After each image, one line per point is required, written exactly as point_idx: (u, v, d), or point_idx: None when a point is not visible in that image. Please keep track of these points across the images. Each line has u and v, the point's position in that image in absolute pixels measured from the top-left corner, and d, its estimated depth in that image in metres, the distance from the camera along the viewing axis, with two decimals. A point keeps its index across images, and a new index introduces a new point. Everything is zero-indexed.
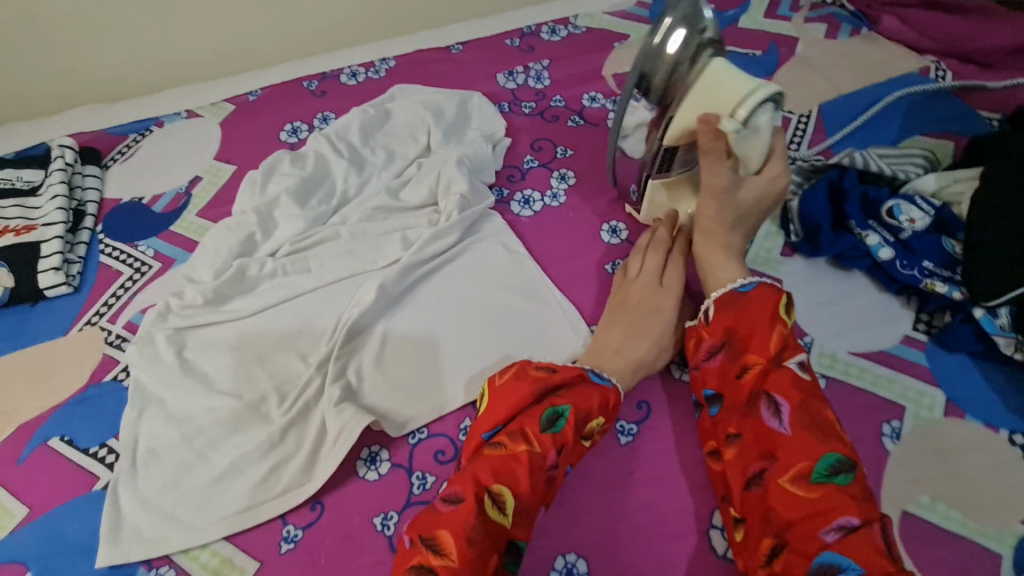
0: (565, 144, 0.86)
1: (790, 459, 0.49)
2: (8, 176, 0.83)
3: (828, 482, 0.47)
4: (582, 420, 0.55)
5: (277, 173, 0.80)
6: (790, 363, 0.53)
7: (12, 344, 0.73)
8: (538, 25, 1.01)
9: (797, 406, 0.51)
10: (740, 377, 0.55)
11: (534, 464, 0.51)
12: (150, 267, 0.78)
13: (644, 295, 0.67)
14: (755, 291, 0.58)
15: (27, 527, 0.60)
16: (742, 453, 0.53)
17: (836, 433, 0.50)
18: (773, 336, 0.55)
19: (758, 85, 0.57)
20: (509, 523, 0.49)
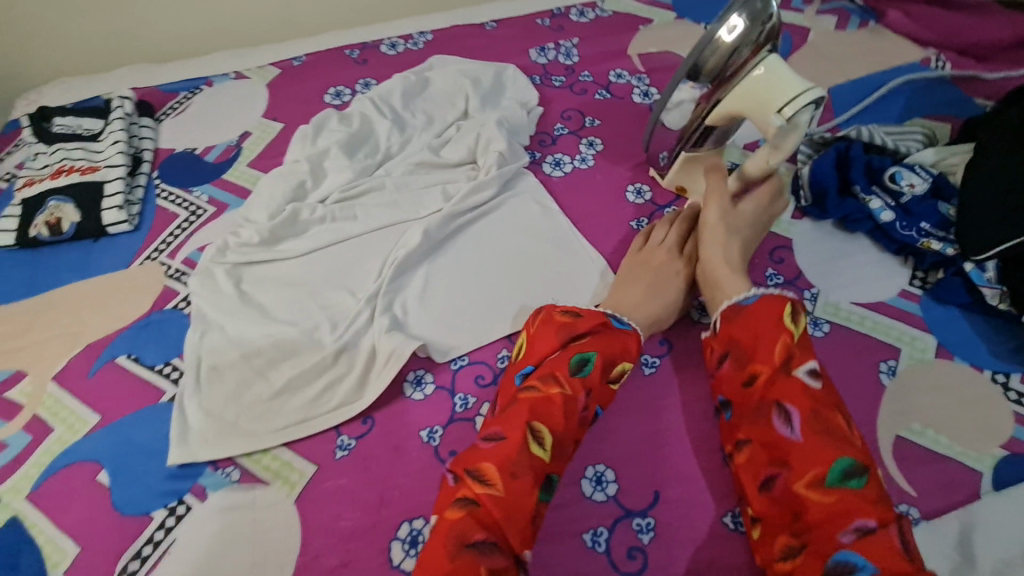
0: (593, 114, 0.92)
1: (802, 468, 0.51)
2: (69, 123, 0.88)
3: (841, 488, 0.49)
4: (610, 362, 0.59)
5: (326, 129, 0.86)
6: (798, 372, 0.55)
7: (77, 274, 0.78)
8: (567, 7, 1.08)
9: (807, 414, 0.52)
10: (749, 388, 0.57)
11: (568, 403, 0.55)
12: (206, 211, 0.83)
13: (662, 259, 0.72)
14: (759, 300, 0.60)
15: (100, 431, 0.66)
16: (755, 459, 0.55)
17: (846, 437, 0.51)
18: (780, 345, 0.56)
19: (804, 85, 0.60)
20: (548, 459, 0.52)
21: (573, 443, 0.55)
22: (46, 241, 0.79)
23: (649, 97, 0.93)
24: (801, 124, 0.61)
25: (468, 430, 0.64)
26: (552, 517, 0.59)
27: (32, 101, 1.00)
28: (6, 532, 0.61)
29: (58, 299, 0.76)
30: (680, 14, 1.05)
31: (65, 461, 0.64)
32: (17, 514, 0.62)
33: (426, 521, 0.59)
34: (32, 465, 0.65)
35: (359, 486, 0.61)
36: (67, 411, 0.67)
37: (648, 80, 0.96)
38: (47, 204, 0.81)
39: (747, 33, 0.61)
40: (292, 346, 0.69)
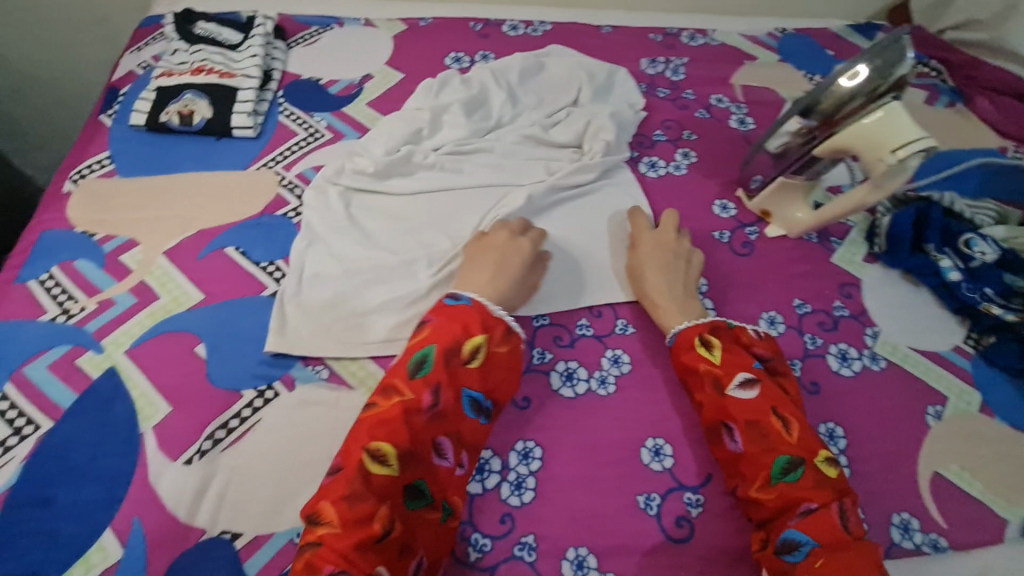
0: (691, 129, 0.97)
1: (752, 474, 0.57)
2: (211, 29, 0.94)
3: (781, 482, 0.55)
4: (451, 350, 0.59)
5: (449, 87, 0.92)
6: (730, 391, 0.61)
7: (198, 165, 0.83)
8: (680, 30, 1.14)
9: (742, 426, 0.59)
10: (700, 410, 0.63)
11: (409, 407, 0.55)
12: (323, 135, 0.88)
13: (645, 254, 0.75)
14: (681, 333, 0.67)
15: (203, 308, 0.70)
16: (722, 471, 0.61)
17: (779, 438, 0.57)
18: (706, 371, 0.63)
19: (918, 134, 0.65)
20: (398, 471, 0.52)
21: (425, 451, 0.54)
22: (174, 129, 0.85)
23: (745, 125, 0.99)
24: (908, 168, 0.67)
25: (542, 382, 0.68)
26: (609, 474, 0.63)
27: (174, 2, 1.07)
28: (104, 379, 0.63)
29: (176, 183, 0.80)
30: (783, 58, 1.11)
31: (168, 328, 0.68)
32: (115, 365, 0.65)
33: (494, 453, 0.63)
34: (134, 324, 0.68)
35: None
36: (173, 284, 0.71)
37: (746, 110, 1.02)
38: (183, 96, 0.86)
39: (866, 83, 0.66)
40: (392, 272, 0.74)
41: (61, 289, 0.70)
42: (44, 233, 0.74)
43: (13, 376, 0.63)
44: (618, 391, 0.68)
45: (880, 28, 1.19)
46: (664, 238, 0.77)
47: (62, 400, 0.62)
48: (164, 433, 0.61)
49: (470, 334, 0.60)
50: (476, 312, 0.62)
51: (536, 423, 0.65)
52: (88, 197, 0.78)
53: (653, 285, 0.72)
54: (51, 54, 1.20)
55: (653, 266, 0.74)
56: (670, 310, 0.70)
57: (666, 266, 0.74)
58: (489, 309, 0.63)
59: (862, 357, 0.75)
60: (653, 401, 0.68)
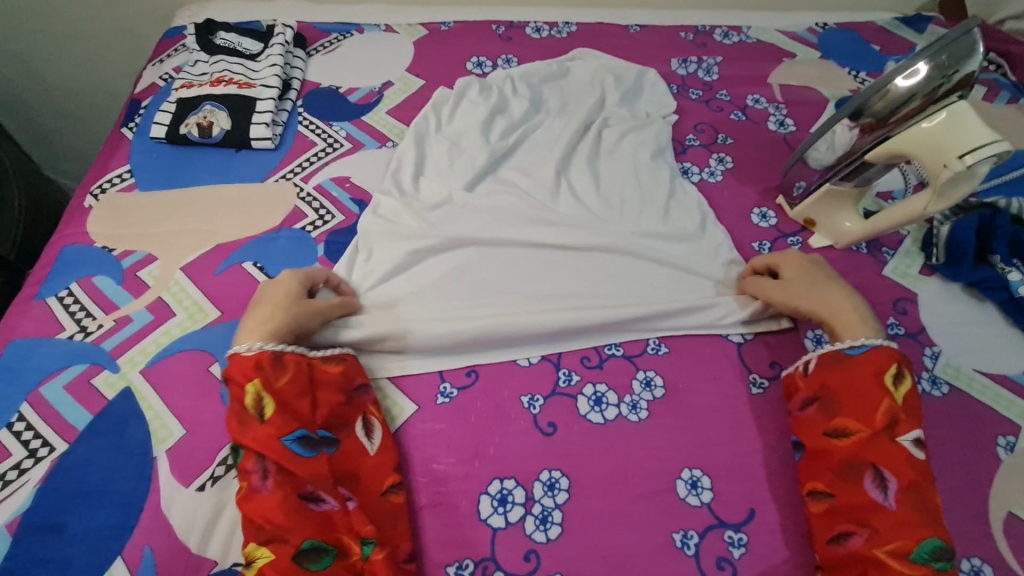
0: (726, 132, 0.92)
1: (887, 535, 0.52)
2: (231, 39, 0.93)
3: (926, 564, 0.51)
4: (243, 420, 0.55)
5: (468, 97, 0.89)
6: (903, 441, 0.56)
7: (217, 178, 0.81)
8: (712, 27, 1.08)
9: (905, 485, 0.54)
10: (839, 442, 0.57)
11: (242, 494, 0.52)
12: (342, 145, 0.86)
13: (801, 274, 0.69)
14: (866, 349, 0.61)
15: (219, 325, 0.68)
16: (832, 513, 0.55)
17: (938, 517, 0.53)
18: (886, 410, 0.57)
19: (990, 135, 0.59)
20: (269, 555, 0.50)
21: (290, 515, 0.51)
22: (194, 141, 0.84)
23: (784, 128, 0.93)
24: (978, 174, 0.60)
25: (568, 406, 0.64)
26: (641, 509, 0.58)
27: (195, 13, 1.07)
28: (119, 400, 0.62)
29: (195, 195, 0.79)
30: (823, 55, 1.05)
31: (183, 345, 0.66)
32: (130, 385, 0.63)
33: (517, 484, 0.59)
34: (151, 342, 0.66)
35: (456, 435, 0.62)
36: (190, 300, 0.70)
37: (785, 110, 0.95)
38: (202, 107, 0.85)
39: (926, 81, 0.61)
40: (424, 296, 0.70)
41: (79, 305, 0.69)
42: (65, 248, 0.74)
43: (31, 396, 0.62)
44: (651, 417, 0.64)
45: (930, 19, 1.10)
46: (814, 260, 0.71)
47: (77, 421, 0.60)
48: (176, 458, 0.59)
49: (241, 395, 0.56)
50: (235, 369, 0.57)
51: (563, 451, 0.61)
52: (109, 211, 0.77)
53: (826, 299, 0.66)
54: (83, 68, 1.23)
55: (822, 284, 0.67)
56: (851, 320, 0.64)
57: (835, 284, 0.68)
58: (242, 355, 0.58)
59: (921, 380, 0.68)
60: (689, 428, 0.63)
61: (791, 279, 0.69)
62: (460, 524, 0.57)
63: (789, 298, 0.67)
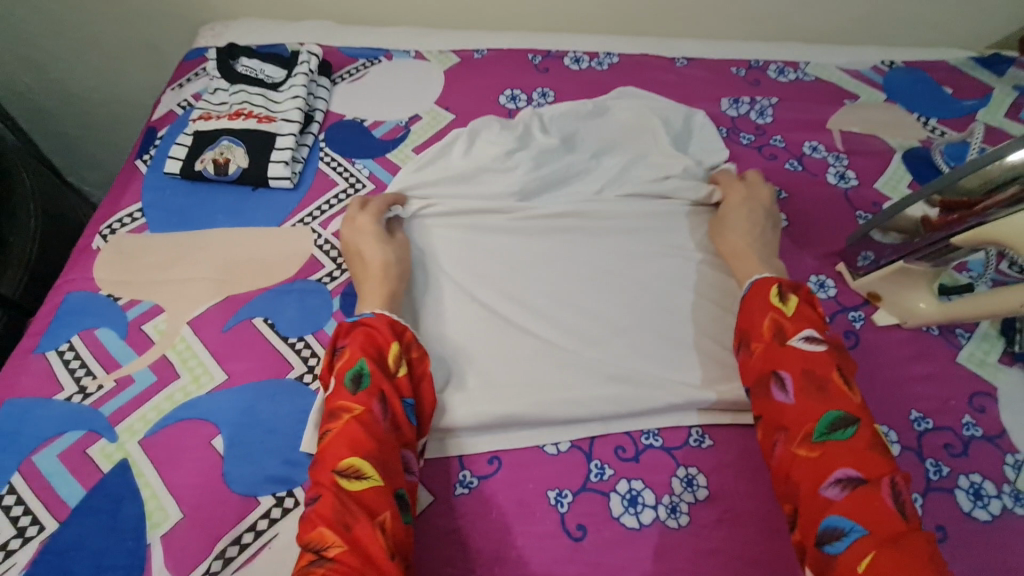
0: (780, 184, 0.84)
1: (796, 427, 0.52)
2: (253, 66, 0.88)
3: (827, 439, 0.51)
4: (382, 359, 0.56)
5: (483, 137, 0.82)
6: (793, 341, 0.56)
7: (231, 220, 0.76)
8: (767, 62, 1.00)
9: (799, 377, 0.54)
10: (748, 361, 0.58)
11: (364, 420, 0.51)
12: (364, 186, 0.81)
13: (735, 210, 0.75)
14: (755, 285, 0.63)
15: (225, 390, 0.63)
16: (760, 430, 0.56)
17: (839, 396, 0.53)
18: (772, 321, 0.58)
19: None
20: (380, 480, 0.49)
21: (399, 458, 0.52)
22: (209, 178, 0.79)
23: (845, 181, 0.85)
24: None
25: (600, 506, 0.58)
26: None
27: (219, 32, 1.02)
28: (115, 474, 0.58)
29: (207, 239, 0.74)
30: (889, 97, 0.96)
31: (186, 413, 0.61)
32: (128, 457, 0.59)
33: None
34: (152, 408, 0.62)
35: (475, 534, 0.56)
36: (195, 359, 0.65)
37: (846, 161, 0.87)
38: (219, 142, 0.80)
39: None
40: (455, 361, 0.65)
41: (80, 362, 0.65)
42: (69, 295, 0.70)
43: (23, 465, 0.58)
44: (692, 524, 0.57)
45: (1011, 60, 1.00)
46: (755, 194, 0.76)
47: (69, 497, 0.56)
48: (171, 546, 0.54)
49: (385, 343, 0.57)
50: (381, 321, 0.59)
51: (592, 560, 0.55)
52: (116, 254, 0.73)
53: (740, 236, 0.72)
54: (103, 80, 1.19)
55: (739, 220, 0.74)
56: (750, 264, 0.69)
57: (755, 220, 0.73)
58: (392, 318, 0.60)
59: (1001, 495, 0.60)
60: (735, 539, 0.57)
61: (727, 211, 0.76)
62: None
63: (715, 229, 0.75)
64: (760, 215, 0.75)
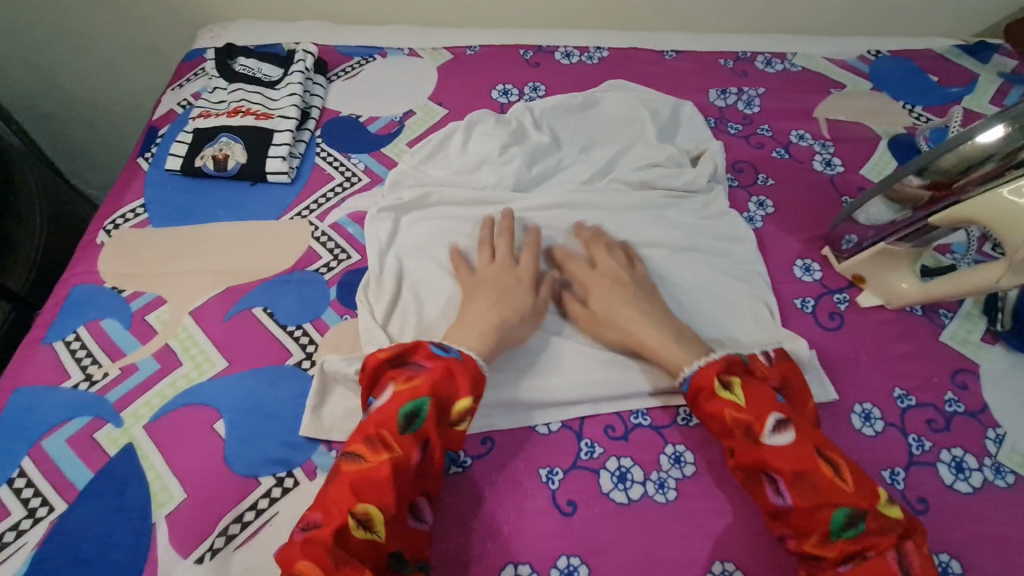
0: (767, 172, 0.86)
1: (804, 527, 0.51)
2: (251, 65, 0.90)
3: (841, 540, 0.49)
4: (444, 404, 0.56)
5: (477, 131, 0.84)
6: (765, 439, 0.54)
7: (231, 214, 0.79)
8: (754, 53, 1.02)
9: (790, 478, 0.52)
10: (728, 456, 0.56)
11: (400, 463, 0.51)
12: (359, 180, 0.83)
13: (604, 294, 0.67)
14: (698, 373, 0.59)
15: (225, 377, 0.65)
16: (762, 517, 0.55)
17: (834, 487, 0.51)
18: (734, 418, 0.56)
19: None
20: (384, 538, 0.49)
21: (404, 515, 0.51)
22: (209, 174, 0.81)
23: (831, 168, 0.86)
24: None
25: (590, 482, 0.60)
26: None
27: (218, 34, 1.05)
28: (121, 457, 0.60)
29: (207, 232, 0.77)
30: (875, 86, 0.97)
31: (189, 399, 0.64)
32: (133, 442, 0.61)
33: (532, 570, 0.55)
34: (156, 394, 0.64)
35: (469, 511, 0.58)
36: (197, 348, 0.67)
37: (833, 148, 0.89)
38: (218, 139, 0.82)
39: (1004, 142, 0.54)
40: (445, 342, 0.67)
41: (85, 351, 0.67)
42: (74, 288, 0.72)
43: (33, 450, 0.60)
44: (679, 499, 0.59)
45: (996, 47, 1.01)
46: (614, 276, 0.69)
47: (76, 479, 0.58)
48: (175, 525, 0.56)
49: (460, 390, 0.56)
50: (463, 367, 0.58)
51: (583, 534, 0.57)
52: (120, 248, 0.75)
53: (627, 316, 0.65)
54: (104, 82, 1.21)
55: (623, 301, 0.66)
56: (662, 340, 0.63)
57: (640, 293, 0.67)
58: (476, 364, 0.59)
59: (982, 468, 0.61)
60: (720, 513, 0.58)
61: (595, 305, 0.67)
62: None
63: (595, 321, 0.67)
64: (631, 290, 0.67)
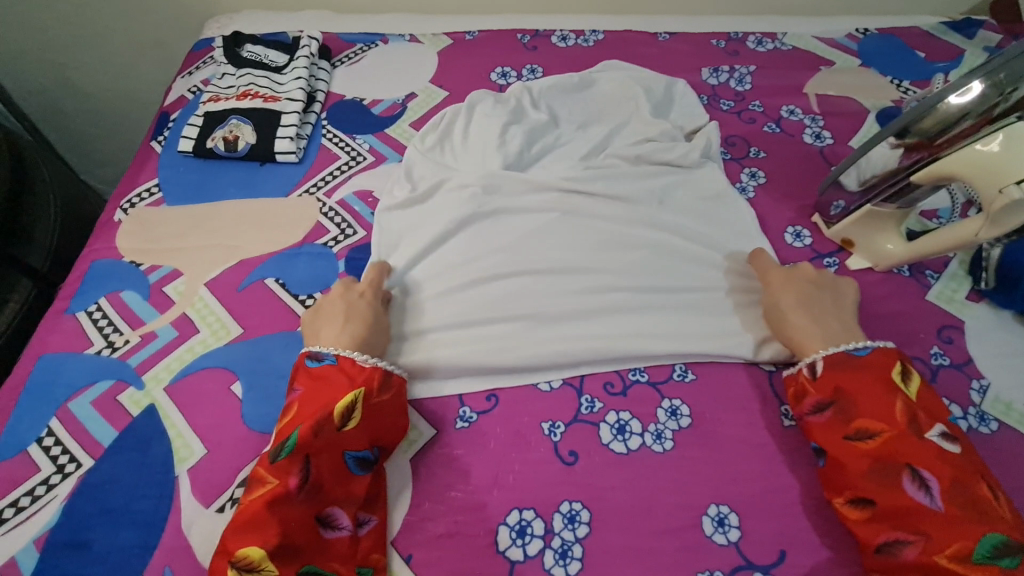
0: (758, 145, 0.88)
1: (944, 537, 0.50)
2: (258, 51, 0.93)
3: (991, 564, 0.48)
4: (320, 418, 0.56)
5: (478, 110, 0.87)
6: (930, 438, 0.54)
7: (241, 192, 0.82)
8: (746, 34, 1.04)
9: (947, 484, 0.52)
10: (862, 443, 0.56)
11: (274, 494, 0.52)
12: (365, 159, 0.86)
13: (784, 286, 0.68)
14: (876, 352, 0.60)
15: (240, 343, 0.68)
16: (877, 518, 0.53)
17: (992, 511, 0.50)
18: (905, 408, 0.56)
19: None
20: (275, 569, 0.50)
21: (306, 537, 0.52)
22: (220, 155, 0.84)
23: (821, 140, 0.89)
24: None
25: (590, 434, 0.62)
26: (664, 546, 0.56)
27: (224, 25, 1.08)
28: (144, 417, 0.63)
29: (220, 209, 0.80)
30: (864, 63, 1.00)
31: (206, 363, 0.67)
32: (155, 403, 0.64)
33: (537, 515, 0.58)
34: (175, 359, 0.67)
35: (475, 462, 0.61)
36: (213, 316, 0.70)
37: (822, 122, 0.91)
38: (229, 121, 0.86)
39: (980, 100, 0.57)
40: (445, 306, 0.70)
41: (107, 321, 0.70)
42: (94, 263, 0.75)
43: (60, 412, 0.63)
44: (676, 448, 0.62)
45: (981, 23, 1.04)
46: (804, 275, 0.69)
47: (102, 437, 0.61)
48: (197, 478, 0.59)
49: (335, 397, 0.58)
50: (334, 375, 0.59)
51: (584, 481, 0.60)
52: (137, 226, 0.78)
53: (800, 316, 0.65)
54: (114, 75, 1.24)
55: (804, 304, 0.66)
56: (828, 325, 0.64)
57: (818, 305, 0.66)
58: (348, 362, 0.61)
59: (967, 416, 0.64)
60: (716, 461, 0.61)
61: (776, 294, 0.68)
62: (479, 555, 0.56)
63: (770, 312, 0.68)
64: (811, 290, 0.67)
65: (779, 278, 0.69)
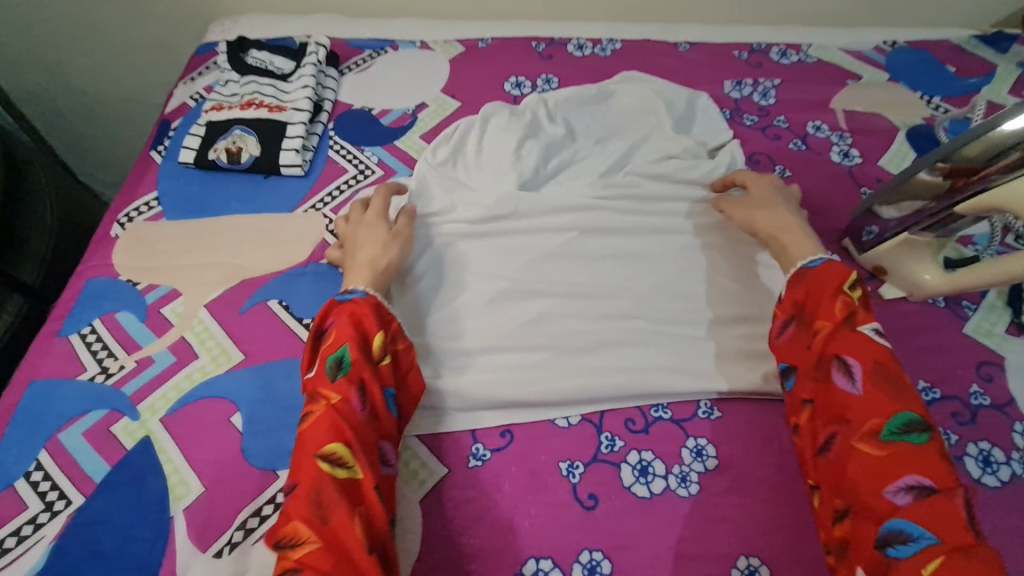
0: (785, 163, 0.84)
1: (862, 420, 0.50)
2: (263, 58, 0.90)
3: (900, 440, 0.48)
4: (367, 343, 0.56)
5: (493, 122, 0.83)
6: (863, 330, 0.55)
7: (244, 207, 0.78)
8: (769, 45, 1.01)
9: (869, 369, 0.52)
10: (812, 345, 0.57)
11: (340, 408, 0.52)
12: (373, 172, 0.82)
13: (767, 192, 0.72)
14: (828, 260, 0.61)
15: (241, 370, 0.65)
16: (814, 418, 0.54)
17: (912, 396, 0.51)
18: (843, 303, 0.56)
19: None
20: (360, 471, 0.49)
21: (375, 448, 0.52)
22: (222, 167, 0.81)
23: (849, 159, 0.85)
24: None
25: (611, 476, 0.59)
26: None
27: (228, 28, 1.05)
28: (139, 450, 0.59)
29: (221, 225, 0.76)
30: (892, 77, 0.96)
31: (205, 392, 0.63)
32: (150, 434, 0.60)
33: (554, 565, 0.54)
34: (172, 387, 0.63)
35: (489, 504, 0.57)
36: (212, 340, 0.67)
37: (850, 140, 0.87)
38: (232, 131, 0.82)
39: None
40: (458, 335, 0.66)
41: (102, 344, 0.66)
42: (89, 281, 0.72)
43: (50, 443, 0.60)
44: (702, 493, 0.58)
45: (1014, 38, 1.00)
46: (786, 189, 0.74)
47: (94, 472, 0.58)
48: (194, 518, 0.56)
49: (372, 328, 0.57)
50: (369, 305, 0.59)
51: (604, 528, 0.56)
52: (134, 242, 0.75)
53: (782, 215, 0.69)
54: (113, 76, 1.21)
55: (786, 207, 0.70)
56: (799, 239, 0.66)
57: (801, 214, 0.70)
58: (380, 301, 0.61)
59: (1010, 462, 0.60)
60: (744, 507, 0.58)
61: (756, 196, 0.72)
62: None
63: (744, 209, 0.72)
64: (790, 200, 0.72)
65: (761, 184, 0.73)
